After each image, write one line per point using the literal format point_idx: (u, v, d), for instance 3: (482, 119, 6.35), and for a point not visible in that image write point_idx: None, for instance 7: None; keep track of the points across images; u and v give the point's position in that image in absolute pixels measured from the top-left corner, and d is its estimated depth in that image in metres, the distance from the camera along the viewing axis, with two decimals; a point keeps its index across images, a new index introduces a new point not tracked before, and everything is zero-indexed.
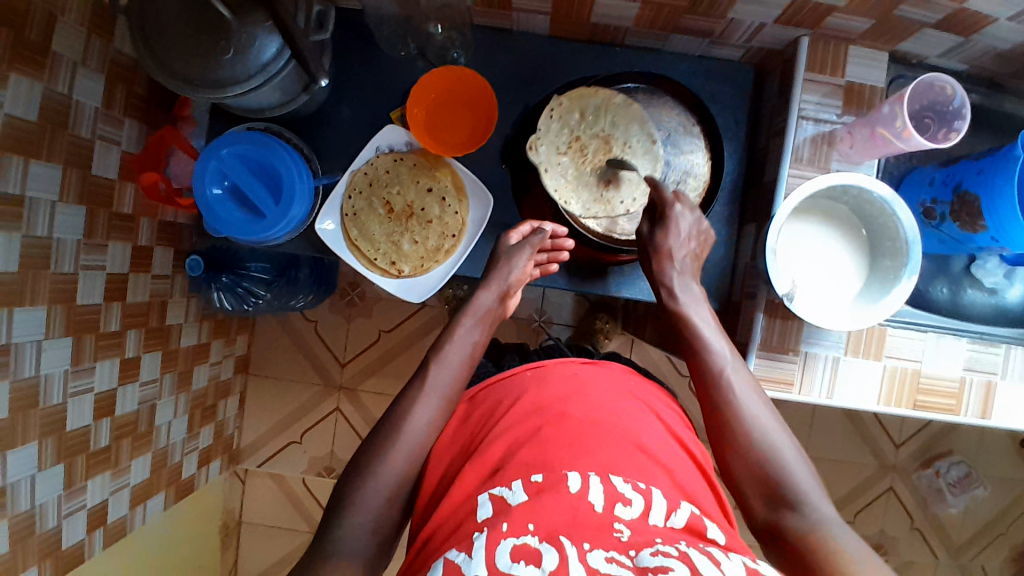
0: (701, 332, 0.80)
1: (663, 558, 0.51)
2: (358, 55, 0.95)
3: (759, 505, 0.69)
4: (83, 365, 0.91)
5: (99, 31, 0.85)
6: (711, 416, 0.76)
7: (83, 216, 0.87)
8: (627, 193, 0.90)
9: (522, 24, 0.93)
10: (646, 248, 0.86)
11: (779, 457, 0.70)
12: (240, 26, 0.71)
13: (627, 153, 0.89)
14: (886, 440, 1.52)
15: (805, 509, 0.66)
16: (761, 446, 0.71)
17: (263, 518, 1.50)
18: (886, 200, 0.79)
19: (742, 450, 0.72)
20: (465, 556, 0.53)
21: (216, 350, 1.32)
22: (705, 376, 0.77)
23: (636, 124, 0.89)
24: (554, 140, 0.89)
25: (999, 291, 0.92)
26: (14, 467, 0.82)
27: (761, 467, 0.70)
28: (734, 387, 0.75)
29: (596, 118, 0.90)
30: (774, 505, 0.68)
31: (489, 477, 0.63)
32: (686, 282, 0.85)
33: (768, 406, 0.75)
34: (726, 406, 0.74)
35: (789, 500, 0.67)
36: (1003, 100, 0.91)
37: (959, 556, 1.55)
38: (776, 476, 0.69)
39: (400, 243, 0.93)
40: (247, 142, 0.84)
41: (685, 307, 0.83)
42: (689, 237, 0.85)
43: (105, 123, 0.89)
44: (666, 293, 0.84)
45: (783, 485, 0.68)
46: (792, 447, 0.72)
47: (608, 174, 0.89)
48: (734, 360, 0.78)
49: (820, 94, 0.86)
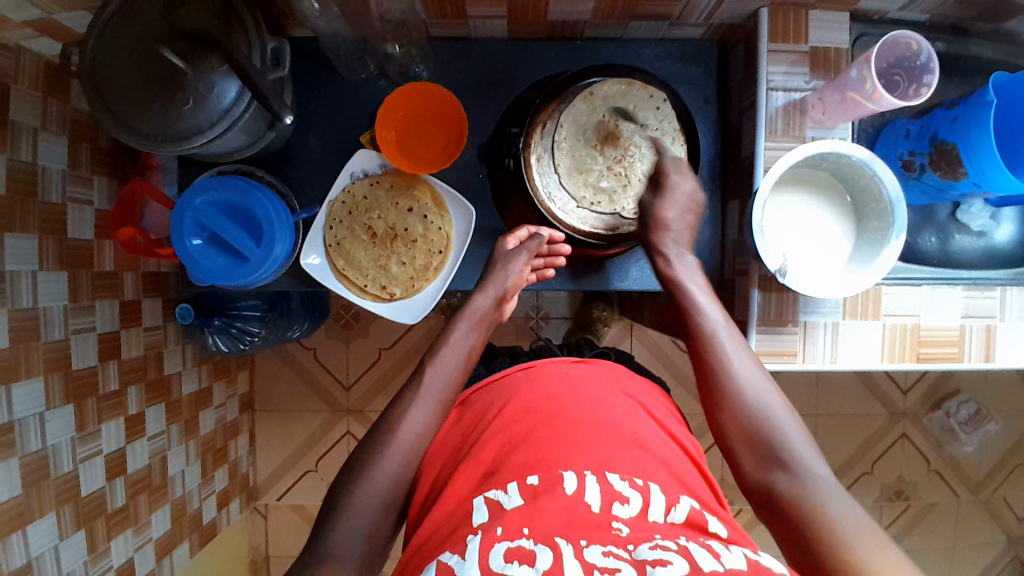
0: (692, 294, 0.80)
1: (661, 551, 0.52)
2: (320, 83, 0.94)
3: (748, 462, 0.70)
4: (88, 429, 0.91)
5: (55, 92, 0.83)
6: (702, 375, 0.76)
7: (66, 281, 0.86)
8: (652, 117, 0.86)
9: (480, 30, 0.92)
10: (645, 215, 0.86)
11: (770, 418, 0.70)
12: (196, 74, 0.71)
13: (610, 117, 0.86)
14: (893, 388, 1.53)
15: (796, 468, 0.66)
16: (751, 405, 0.71)
17: (289, 550, 1.50)
18: (865, 162, 0.79)
19: (734, 407, 0.72)
20: (458, 558, 0.53)
21: (219, 392, 1.31)
22: (695, 337, 0.78)
23: (585, 104, 0.85)
24: (573, 181, 0.86)
25: (987, 233, 0.93)
26: (36, 541, 0.83)
27: (752, 426, 0.70)
28: (726, 347, 0.76)
29: (568, 140, 0.86)
30: (765, 465, 0.68)
31: (484, 479, 0.63)
32: (681, 251, 0.84)
33: (759, 365, 0.75)
34: (716, 364, 0.75)
35: (780, 460, 0.67)
36: (969, 45, 0.91)
37: (979, 492, 1.57)
38: (769, 438, 0.69)
39: (388, 266, 0.91)
40: (217, 188, 0.83)
41: (678, 274, 0.83)
42: (686, 209, 0.85)
43: (74, 184, 0.87)
44: (661, 260, 0.84)
45: (772, 442, 0.69)
46: (784, 407, 0.72)
47: (625, 145, 0.86)
48: (724, 320, 0.78)
49: (788, 63, 0.85)
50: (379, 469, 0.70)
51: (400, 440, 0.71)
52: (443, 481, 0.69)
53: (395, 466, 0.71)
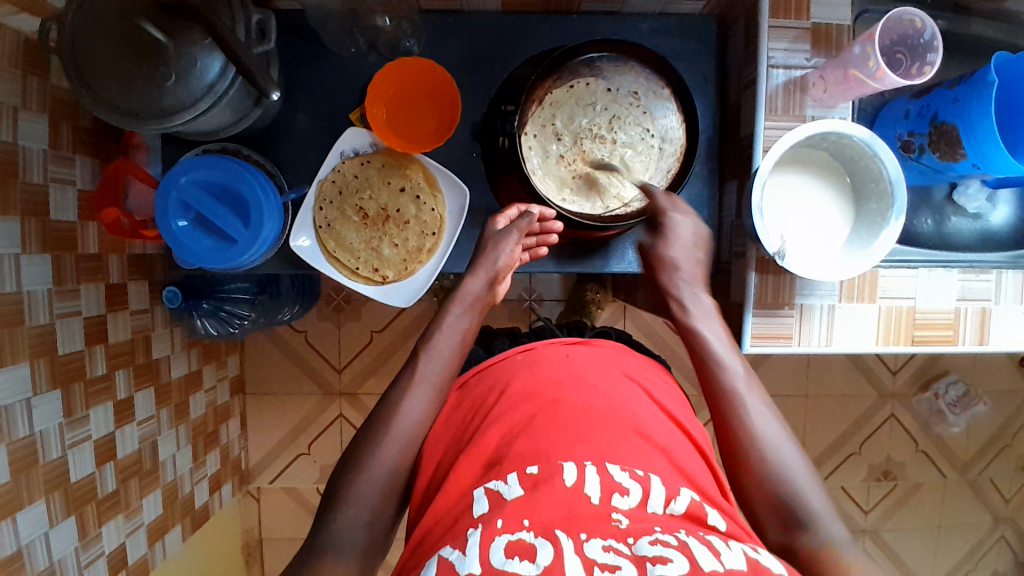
0: (712, 346, 0.79)
1: (661, 548, 0.51)
2: (307, 59, 0.92)
3: (771, 526, 0.68)
4: (76, 415, 0.89)
5: (34, 67, 0.80)
6: (721, 430, 0.74)
7: (50, 264, 0.84)
8: (546, 114, 0.86)
9: (473, 4, 0.89)
10: (648, 256, 0.88)
11: (792, 479, 0.68)
12: (178, 47, 0.68)
13: (552, 150, 0.86)
14: (883, 369, 1.54)
15: (821, 536, 0.65)
16: (775, 468, 0.69)
17: (282, 533, 1.50)
18: (866, 141, 0.78)
19: (756, 469, 0.70)
20: (459, 553, 0.53)
21: (209, 376, 1.30)
22: (713, 393, 0.76)
23: (546, 177, 0.87)
24: (586, 189, 0.88)
25: (983, 215, 0.93)
26: (25, 528, 0.81)
27: (775, 488, 0.68)
28: (747, 403, 0.74)
29: (578, 177, 0.87)
30: (787, 529, 0.67)
31: (486, 469, 0.62)
32: (695, 292, 0.85)
33: (781, 422, 0.73)
34: (736, 421, 0.73)
35: (805, 525, 0.66)
36: (971, 22, 0.90)
37: (966, 472, 1.59)
38: (791, 499, 0.67)
39: (380, 248, 0.90)
40: (203, 167, 0.80)
41: (694, 320, 0.82)
42: (694, 242, 0.86)
43: (56, 164, 0.85)
44: (676, 304, 0.84)
45: (797, 509, 0.67)
46: (808, 471, 0.70)
47: (579, 133, 0.86)
48: (747, 375, 0.77)
49: (789, 40, 0.83)
50: (376, 456, 0.69)
51: (396, 427, 0.70)
52: (443, 469, 0.68)
53: (393, 453, 0.70)
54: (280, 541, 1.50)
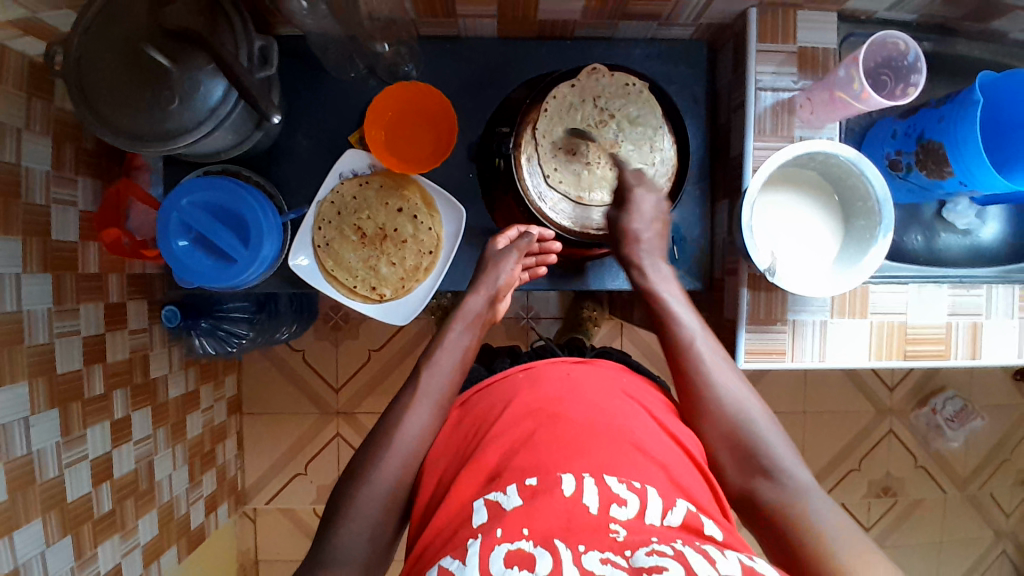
0: (668, 303, 0.82)
1: (657, 558, 0.52)
2: (307, 83, 0.94)
3: (731, 471, 0.71)
4: (74, 434, 0.89)
5: (39, 91, 0.82)
6: (680, 382, 0.77)
7: (50, 283, 0.85)
8: (548, 146, 0.86)
9: (470, 29, 0.92)
10: (614, 229, 0.86)
11: (748, 422, 0.72)
12: (182, 72, 0.70)
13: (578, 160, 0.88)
14: (881, 385, 1.54)
15: (781, 477, 0.68)
16: (730, 412, 0.73)
17: (280, 555, 1.48)
18: (852, 161, 0.80)
19: (713, 415, 0.73)
20: (459, 562, 0.54)
21: (206, 396, 1.30)
22: (675, 346, 0.79)
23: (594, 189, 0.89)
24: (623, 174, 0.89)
25: (972, 231, 0.94)
26: (22, 548, 0.81)
27: (732, 431, 0.72)
28: (702, 353, 0.77)
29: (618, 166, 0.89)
30: (747, 471, 0.70)
31: (487, 482, 0.62)
32: (655, 262, 0.86)
33: (736, 371, 0.77)
34: (693, 372, 0.76)
35: (764, 468, 0.69)
36: (955, 44, 0.92)
37: (966, 487, 1.59)
38: (748, 442, 0.71)
39: (378, 267, 0.91)
40: (204, 188, 0.82)
41: (654, 284, 0.84)
42: (653, 220, 0.86)
43: (58, 184, 0.86)
44: (637, 271, 0.86)
45: (755, 451, 0.70)
46: (763, 416, 0.73)
47: (586, 136, 0.88)
48: (702, 329, 0.80)
49: (776, 63, 0.85)
50: (373, 471, 0.69)
51: (392, 443, 0.71)
52: (444, 486, 0.67)
53: (389, 469, 0.70)
54: (276, 563, 1.48)
